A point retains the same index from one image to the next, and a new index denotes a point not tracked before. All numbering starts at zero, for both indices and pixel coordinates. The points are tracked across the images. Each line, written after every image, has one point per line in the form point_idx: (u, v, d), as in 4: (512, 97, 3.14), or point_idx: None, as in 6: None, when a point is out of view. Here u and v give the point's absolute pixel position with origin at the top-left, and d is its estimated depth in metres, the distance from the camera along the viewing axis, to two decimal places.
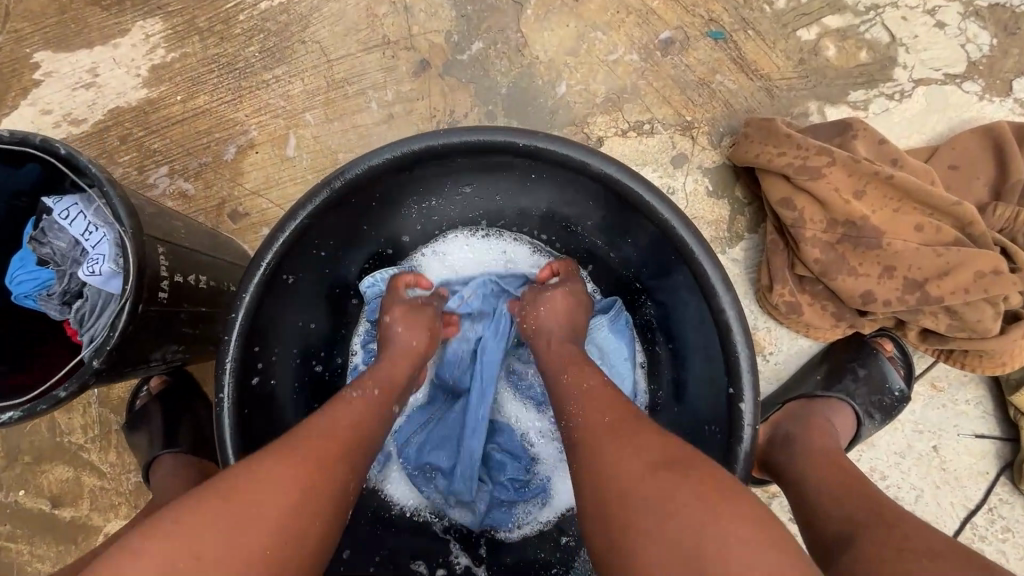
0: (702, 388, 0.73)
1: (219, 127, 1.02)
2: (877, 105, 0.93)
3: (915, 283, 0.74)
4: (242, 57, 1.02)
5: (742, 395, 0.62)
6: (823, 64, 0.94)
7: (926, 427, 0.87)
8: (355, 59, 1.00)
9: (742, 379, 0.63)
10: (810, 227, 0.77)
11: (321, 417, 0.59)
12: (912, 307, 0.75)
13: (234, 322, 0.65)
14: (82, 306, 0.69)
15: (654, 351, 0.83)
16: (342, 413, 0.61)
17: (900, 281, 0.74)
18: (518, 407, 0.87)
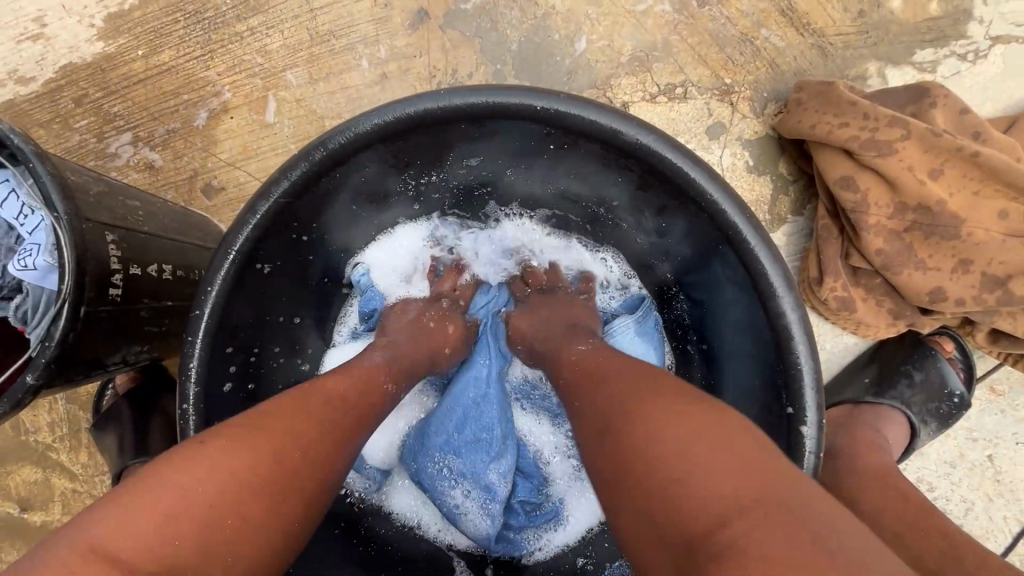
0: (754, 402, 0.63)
1: (187, 88, 0.89)
2: (948, 67, 0.80)
3: (995, 280, 0.64)
4: (211, 4, 0.88)
5: (804, 417, 0.54)
6: (886, 17, 0.81)
7: (983, 435, 0.79)
8: (342, 8, 0.87)
9: (801, 395, 0.54)
10: (874, 211, 0.66)
11: (330, 377, 0.53)
12: (989, 307, 0.65)
13: (199, 324, 0.55)
14: (25, 304, 0.59)
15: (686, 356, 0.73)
16: (361, 381, 0.55)
17: (976, 278, 0.64)
18: (530, 421, 0.78)
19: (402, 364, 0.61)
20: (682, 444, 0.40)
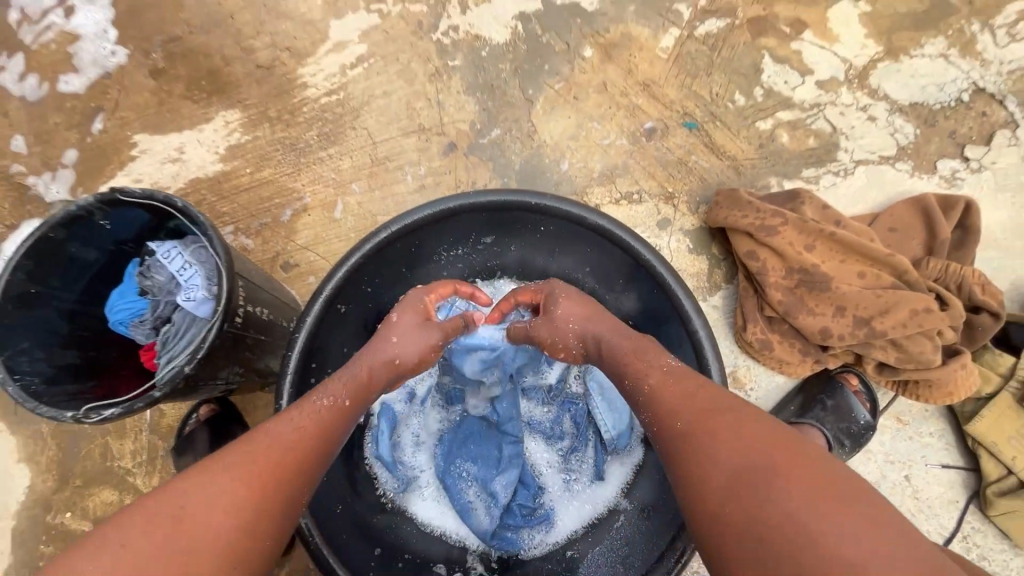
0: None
1: (279, 194, 1.22)
2: (826, 180, 1.12)
3: (862, 320, 0.88)
4: (304, 139, 1.25)
5: None
6: (778, 148, 1.15)
7: (897, 458, 0.96)
8: (395, 142, 1.23)
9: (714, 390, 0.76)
10: (771, 273, 0.93)
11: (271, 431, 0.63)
12: (863, 340, 0.88)
13: (296, 342, 0.79)
14: (168, 330, 0.84)
15: None
16: (284, 427, 0.63)
17: (849, 318, 0.88)
18: (530, 441, 0.94)
19: (353, 381, 0.72)
20: (842, 520, 0.46)
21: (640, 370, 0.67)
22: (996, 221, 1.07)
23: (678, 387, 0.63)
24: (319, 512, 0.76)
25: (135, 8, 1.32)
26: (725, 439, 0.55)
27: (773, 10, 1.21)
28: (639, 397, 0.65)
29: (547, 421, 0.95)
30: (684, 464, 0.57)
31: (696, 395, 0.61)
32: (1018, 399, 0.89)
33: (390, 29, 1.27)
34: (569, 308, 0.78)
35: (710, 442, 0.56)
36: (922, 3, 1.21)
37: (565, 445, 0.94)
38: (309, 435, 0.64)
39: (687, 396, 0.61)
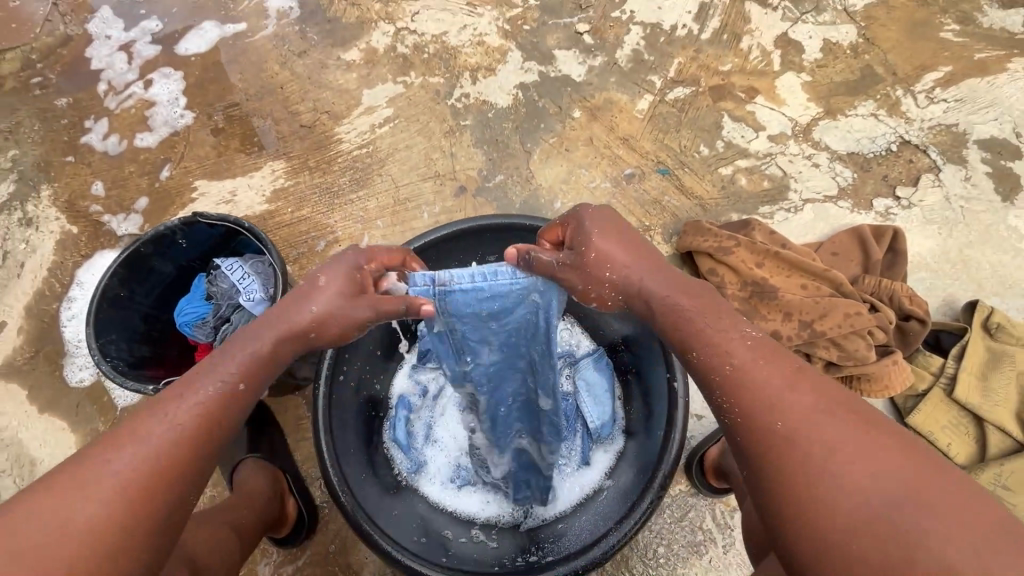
0: (654, 390, 0.98)
1: (315, 229, 1.43)
2: (780, 216, 1.33)
3: (805, 323, 1.05)
4: (337, 184, 1.47)
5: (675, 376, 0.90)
6: (738, 190, 1.36)
7: None
8: (415, 186, 1.45)
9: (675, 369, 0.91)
10: (729, 287, 1.11)
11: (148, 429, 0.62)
12: (807, 340, 1.04)
13: None
14: (227, 328, 1.02)
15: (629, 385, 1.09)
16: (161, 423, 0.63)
17: (795, 322, 1.05)
18: None
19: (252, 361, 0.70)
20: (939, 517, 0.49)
21: (722, 355, 0.65)
22: (925, 247, 1.28)
23: (767, 376, 0.62)
24: (349, 474, 0.91)
25: (203, 80, 1.60)
26: (833, 444, 0.55)
27: (729, 80, 1.47)
28: (721, 385, 0.64)
29: None
30: (786, 470, 0.56)
31: (789, 390, 0.60)
32: (947, 394, 1.04)
33: (413, 96, 1.54)
34: (606, 247, 0.74)
35: (818, 448, 0.55)
36: (853, 73, 1.46)
37: None
38: (198, 421, 0.64)
39: (784, 394, 0.60)
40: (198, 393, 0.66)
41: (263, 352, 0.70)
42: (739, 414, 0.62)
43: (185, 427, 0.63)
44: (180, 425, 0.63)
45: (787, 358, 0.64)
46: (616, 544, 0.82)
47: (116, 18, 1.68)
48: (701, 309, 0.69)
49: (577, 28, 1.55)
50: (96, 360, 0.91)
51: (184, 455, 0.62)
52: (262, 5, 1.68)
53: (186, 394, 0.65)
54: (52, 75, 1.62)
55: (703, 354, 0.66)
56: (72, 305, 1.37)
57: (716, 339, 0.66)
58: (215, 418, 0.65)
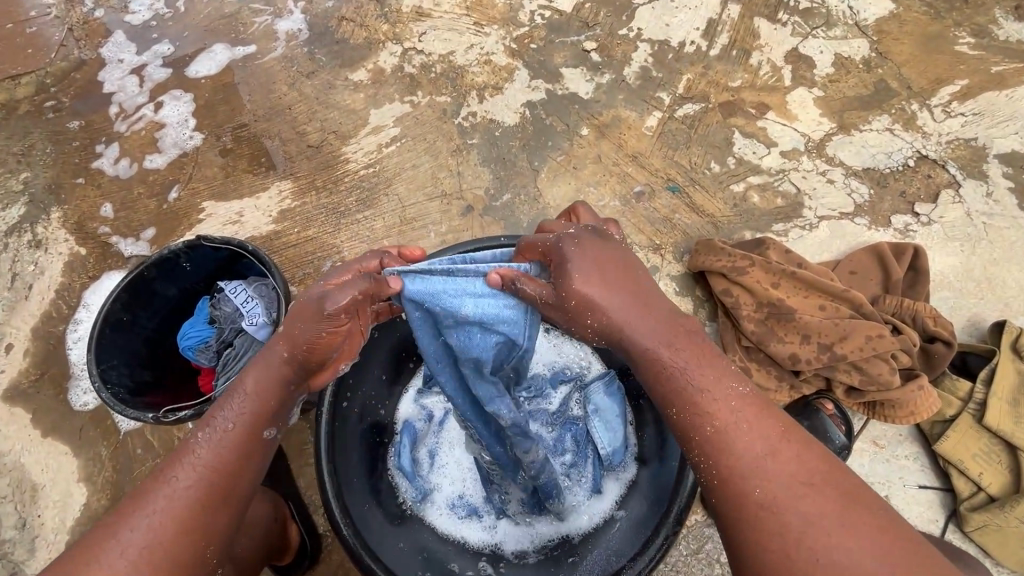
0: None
1: (321, 249, 1.42)
2: (794, 234, 1.30)
3: (824, 346, 1.02)
4: (344, 204, 1.46)
5: None
6: (751, 207, 1.33)
7: (876, 479, 1.05)
8: (422, 205, 1.44)
9: None
10: (744, 308, 1.08)
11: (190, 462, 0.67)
12: (828, 362, 1.02)
13: None
14: (229, 353, 1.01)
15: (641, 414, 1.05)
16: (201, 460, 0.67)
17: (814, 345, 1.03)
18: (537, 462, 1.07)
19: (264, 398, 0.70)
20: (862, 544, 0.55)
21: (705, 417, 0.64)
22: (946, 265, 1.24)
23: (746, 438, 0.63)
24: (352, 509, 0.88)
25: (212, 102, 1.61)
26: (809, 515, 0.57)
27: (739, 96, 1.45)
28: (703, 450, 0.64)
29: (549, 441, 1.07)
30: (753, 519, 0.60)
31: (764, 457, 0.62)
32: (977, 420, 1.00)
33: (420, 115, 1.53)
34: (590, 282, 0.68)
35: (795, 518, 0.58)
36: (866, 87, 1.44)
37: (565, 462, 1.06)
38: (203, 487, 0.65)
39: (760, 456, 0.62)
40: (201, 455, 0.67)
41: (254, 401, 0.70)
42: (716, 477, 0.63)
43: (192, 495, 0.64)
44: (185, 497, 0.64)
45: (769, 414, 0.65)
46: None
47: (129, 42, 1.71)
48: (689, 361, 0.66)
49: (584, 46, 1.54)
50: (95, 386, 0.90)
51: (195, 524, 0.64)
52: (272, 28, 1.69)
53: (193, 456, 0.67)
54: (66, 99, 1.64)
55: (684, 413, 0.65)
56: (78, 327, 1.36)
57: (699, 398, 0.65)
58: (224, 479, 0.66)
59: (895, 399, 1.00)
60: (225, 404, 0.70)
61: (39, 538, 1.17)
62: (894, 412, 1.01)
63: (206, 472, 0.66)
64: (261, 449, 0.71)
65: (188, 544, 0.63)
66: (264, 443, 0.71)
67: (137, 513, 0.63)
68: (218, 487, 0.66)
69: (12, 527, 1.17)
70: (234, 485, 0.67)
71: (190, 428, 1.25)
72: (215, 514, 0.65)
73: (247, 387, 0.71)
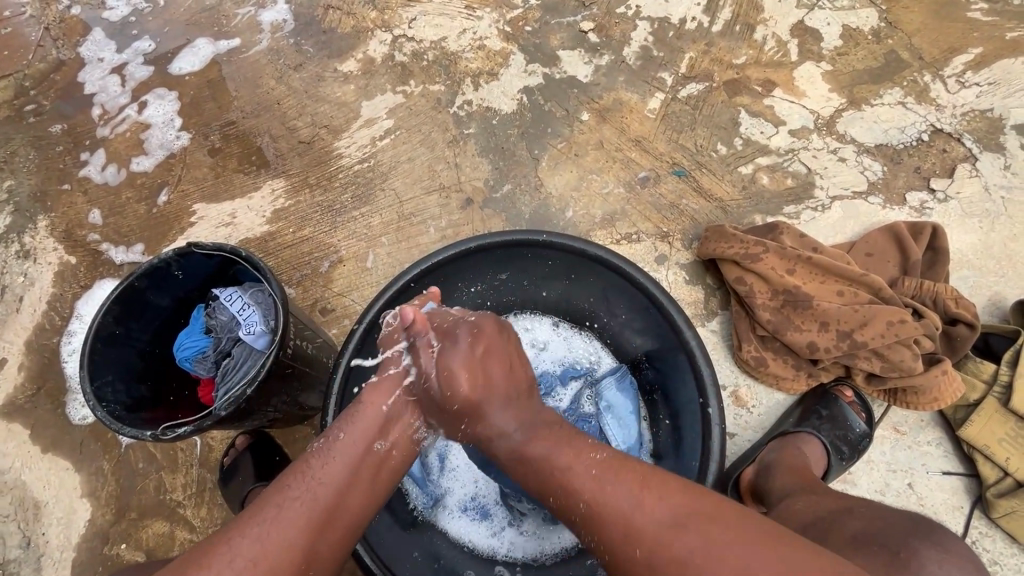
0: (686, 415, 0.91)
1: (317, 249, 1.37)
2: (806, 216, 1.26)
3: (844, 333, 1.00)
4: (339, 201, 1.41)
5: (709, 402, 0.84)
6: (760, 189, 1.29)
7: (898, 466, 1.02)
8: (420, 199, 1.39)
9: (706, 387, 0.85)
10: (758, 296, 1.05)
11: (314, 460, 0.70)
12: (848, 351, 1.00)
13: (336, 369, 0.88)
14: (228, 363, 0.98)
15: (654, 410, 1.02)
16: (327, 467, 0.69)
17: (832, 332, 1.00)
18: None
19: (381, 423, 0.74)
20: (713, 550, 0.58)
21: (574, 497, 0.66)
22: (965, 243, 1.20)
23: (616, 495, 0.64)
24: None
25: (198, 100, 1.56)
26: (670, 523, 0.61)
27: (744, 74, 1.39)
28: (586, 526, 0.66)
29: None
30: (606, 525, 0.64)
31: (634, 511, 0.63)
32: (1003, 404, 0.98)
33: (414, 106, 1.48)
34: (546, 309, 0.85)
35: (672, 554, 0.59)
36: (876, 60, 1.38)
37: None
38: (314, 503, 0.66)
39: (632, 507, 0.63)
40: (313, 467, 0.69)
41: (372, 413, 0.74)
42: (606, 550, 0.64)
43: (303, 510, 0.66)
44: (296, 510, 0.65)
45: (629, 468, 0.67)
46: None
47: (108, 40, 1.64)
48: (552, 443, 0.71)
49: (581, 27, 1.48)
50: (90, 404, 0.86)
51: (308, 543, 0.64)
52: (256, 19, 1.63)
53: (306, 467, 0.69)
54: (47, 102, 1.58)
55: (560, 497, 0.68)
56: (72, 339, 1.32)
57: (566, 479, 0.68)
58: (335, 493, 0.68)
59: (918, 386, 0.98)
60: (343, 419, 0.74)
61: (45, 556, 1.15)
62: (917, 397, 0.99)
63: (318, 485, 0.68)
64: (373, 463, 0.73)
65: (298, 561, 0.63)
66: (375, 456, 0.73)
67: (248, 525, 0.64)
68: (327, 504, 0.67)
69: (16, 546, 1.15)
70: (344, 501, 0.68)
71: (193, 438, 1.22)
72: (327, 532, 0.66)
73: (369, 400, 0.75)
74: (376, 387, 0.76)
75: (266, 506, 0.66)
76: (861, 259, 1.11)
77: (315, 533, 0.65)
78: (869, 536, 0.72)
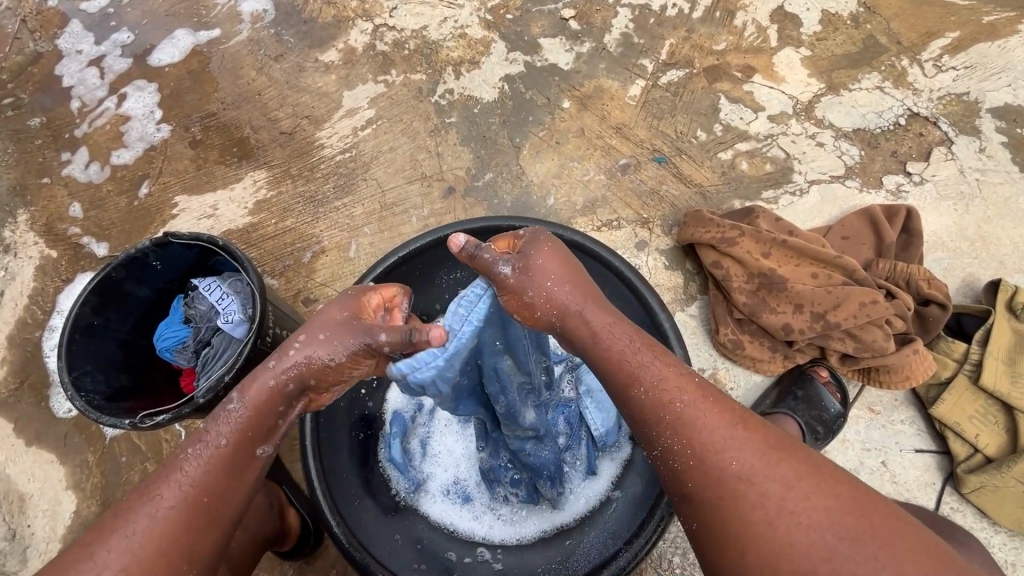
0: None
1: (300, 240, 1.37)
2: (784, 200, 1.27)
3: (817, 315, 1.02)
4: (321, 192, 1.41)
5: None
6: (739, 174, 1.30)
7: (872, 445, 1.04)
8: (401, 189, 1.39)
9: None
10: (734, 280, 1.07)
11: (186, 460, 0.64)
12: (822, 332, 1.02)
13: None
14: (208, 353, 0.98)
15: None
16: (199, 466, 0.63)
17: (806, 315, 1.02)
18: None
19: (261, 428, 0.67)
20: (818, 501, 0.56)
21: (671, 395, 0.63)
22: (940, 226, 1.22)
23: (710, 424, 0.61)
24: (342, 508, 0.87)
25: (178, 91, 1.54)
26: (784, 482, 0.57)
27: (724, 60, 1.40)
28: (667, 428, 0.62)
29: None
30: (702, 467, 0.60)
31: (732, 439, 0.60)
32: (973, 382, 1.00)
33: (395, 95, 1.47)
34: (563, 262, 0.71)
35: (773, 487, 0.57)
36: (854, 45, 1.39)
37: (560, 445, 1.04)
38: (188, 506, 0.62)
39: (725, 434, 0.61)
40: (182, 469, 0.63)
41: (250, 417, 0.65)
42: (692, 456, 0.60)
43: (174, 513, 0.61)
44: (167, 518, 0.61)
45: (717, 409, 0.62)
46: (627, 566, 0.81)
47: (86, 31, 1.62)
48: (642, 346, 0.66)
49: (562, 14, 1.48)
50: (68, 394, 0.87)
51: (176, 543, 0.61)
52: (236, 10, 1.61)
53: (176, 469, 0.63)
54: (25, 95, 1.57)
55: (649, 397, 0.63)
56: (54, 334, 1.32)
57: (662, 377, 0.64)
58: (208, 498, 0.63)
59: (890, 366, 1.00)
60: (219, 414, 0.65)
61: (30, 549, 1.15)
62: (888, 376, 1.01)
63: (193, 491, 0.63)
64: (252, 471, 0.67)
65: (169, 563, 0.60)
66: (257, 462, 0.67)
67: (116, 533, 0.60)
68: (203, 508, 0.62)
69: None
70: (220, 509, 0.64)
71: (177, 429, 1.23)
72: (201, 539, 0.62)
73: (246, 401, 0.66)
74: (266, 388, 0.66)
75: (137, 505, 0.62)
76: (837, 242, 1.13)
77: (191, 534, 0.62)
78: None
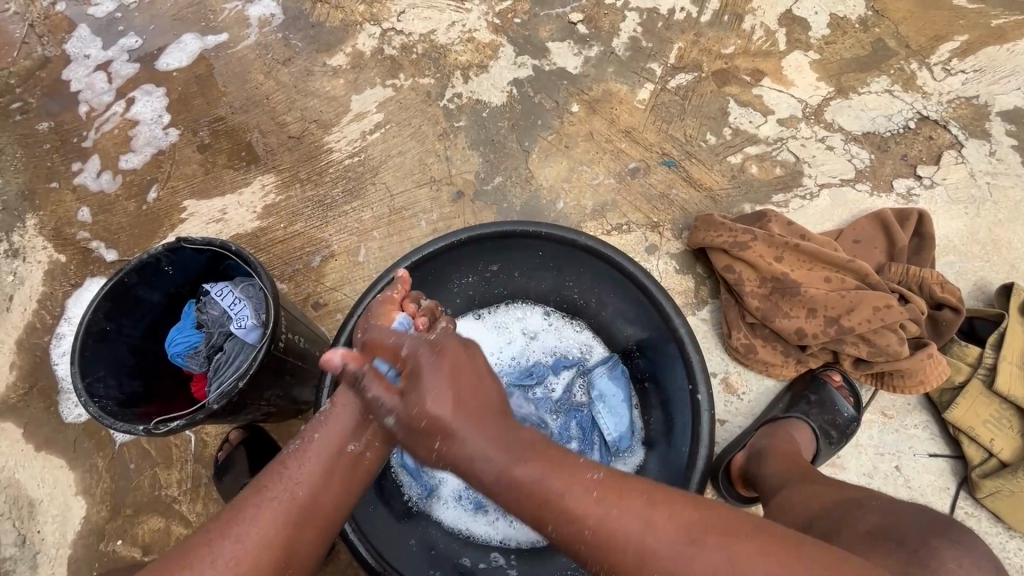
0: (676, 402, 0.92)
1: (309, 244, 1.37)
2: (795, 204, 1.27)
3: (832, 320, 1.02)
4: (329, 196, 1.41)
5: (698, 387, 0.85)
6: (749, 178, 1.30)
7: (886, 450, 1.04)
8: (411, 193, 1.39)
9: (695, 374, 0.86)
10: (747, 283, 1.06)
11: (292, 455, 0.71)
12: (836, 336, 1.02)
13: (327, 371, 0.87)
14: (221, 358, 0.98)
15: (647, 397, 1.03)
16: (305, 458, 0.71)
17: (820, 319, 1.02)
18: None
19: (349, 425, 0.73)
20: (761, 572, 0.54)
21: (584, 506, 0.61)
22: (951, 230, 1.22)
23: (624, 527, 0.59)
24: (359, 516, 0.86)
25: (186, 95, 1.54)
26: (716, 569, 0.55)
27: (732, 63, 1.40)
28: (588, 546, 0.60)
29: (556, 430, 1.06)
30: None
31: (649, 541, 0.58)
32: (987, 386, 1.00)
33: (403, 99, 1.47)
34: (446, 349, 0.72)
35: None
36: (863, 48, 1.39)
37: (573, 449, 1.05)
38: (295, 500, 0.68)
39: (643, 520, 0.59)
40: (288, 467, 0.70)
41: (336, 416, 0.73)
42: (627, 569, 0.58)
43: (283, 506, 0.67)
44: (275, 508, 0.67)
45: (631, 486, 0.63)
46: None
47: (94, 36, 1.63)
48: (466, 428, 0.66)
49: (570, 18, 1.48)
50: (83, 401, 0.87)
51: (285, 534, 0.66)
52: (243, 14, 1.62)
53: (283, 467, 0.71)
54: (33, 99, 1.57)
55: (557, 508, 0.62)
56: (62, 340, 1.31)
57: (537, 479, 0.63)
58: (312, 491, 0.69)
59: (906, 371, 0.99)
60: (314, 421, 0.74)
61: (41, 554, 1.15)
62: (904, 381, 1.01)
63: (294, 485, 0.69)
64: (348, 468, 0.73)
65: (277, 554, 0.65)
66: (349, 459, 0.72)
67: (227, 527, 0.65)
68: (304, 502, 0.68)
69: (12, 544, 1.15)
70: (322, 504, 0.70)
71: (187, 435, 1.23)
72: (304, 529, 0.68)
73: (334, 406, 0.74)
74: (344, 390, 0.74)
75: (247, 502, 0.68)
76: (850, 245, 1.13)
77: (301, 524, 0.67)
78: (886, 531, 0.68)
